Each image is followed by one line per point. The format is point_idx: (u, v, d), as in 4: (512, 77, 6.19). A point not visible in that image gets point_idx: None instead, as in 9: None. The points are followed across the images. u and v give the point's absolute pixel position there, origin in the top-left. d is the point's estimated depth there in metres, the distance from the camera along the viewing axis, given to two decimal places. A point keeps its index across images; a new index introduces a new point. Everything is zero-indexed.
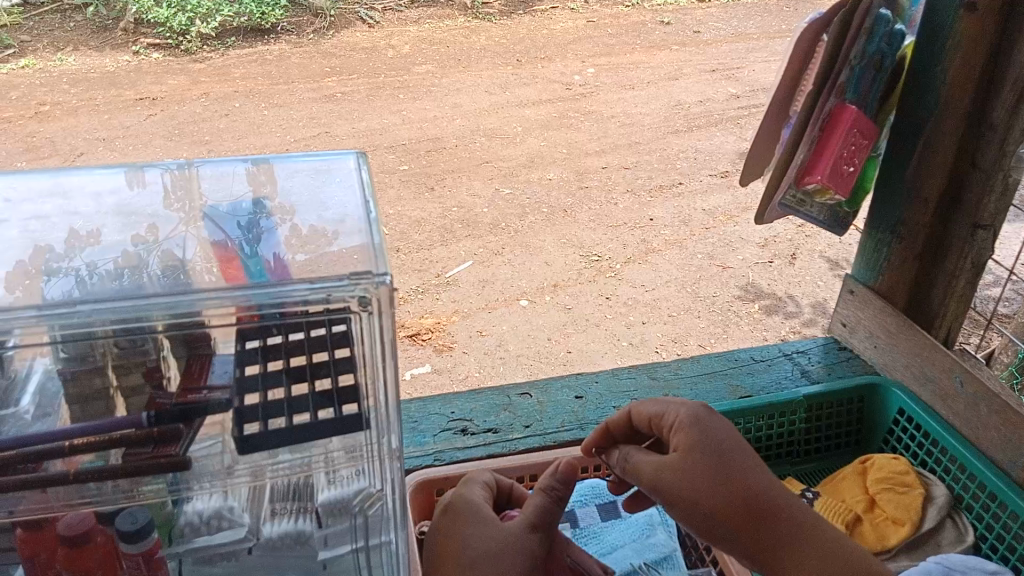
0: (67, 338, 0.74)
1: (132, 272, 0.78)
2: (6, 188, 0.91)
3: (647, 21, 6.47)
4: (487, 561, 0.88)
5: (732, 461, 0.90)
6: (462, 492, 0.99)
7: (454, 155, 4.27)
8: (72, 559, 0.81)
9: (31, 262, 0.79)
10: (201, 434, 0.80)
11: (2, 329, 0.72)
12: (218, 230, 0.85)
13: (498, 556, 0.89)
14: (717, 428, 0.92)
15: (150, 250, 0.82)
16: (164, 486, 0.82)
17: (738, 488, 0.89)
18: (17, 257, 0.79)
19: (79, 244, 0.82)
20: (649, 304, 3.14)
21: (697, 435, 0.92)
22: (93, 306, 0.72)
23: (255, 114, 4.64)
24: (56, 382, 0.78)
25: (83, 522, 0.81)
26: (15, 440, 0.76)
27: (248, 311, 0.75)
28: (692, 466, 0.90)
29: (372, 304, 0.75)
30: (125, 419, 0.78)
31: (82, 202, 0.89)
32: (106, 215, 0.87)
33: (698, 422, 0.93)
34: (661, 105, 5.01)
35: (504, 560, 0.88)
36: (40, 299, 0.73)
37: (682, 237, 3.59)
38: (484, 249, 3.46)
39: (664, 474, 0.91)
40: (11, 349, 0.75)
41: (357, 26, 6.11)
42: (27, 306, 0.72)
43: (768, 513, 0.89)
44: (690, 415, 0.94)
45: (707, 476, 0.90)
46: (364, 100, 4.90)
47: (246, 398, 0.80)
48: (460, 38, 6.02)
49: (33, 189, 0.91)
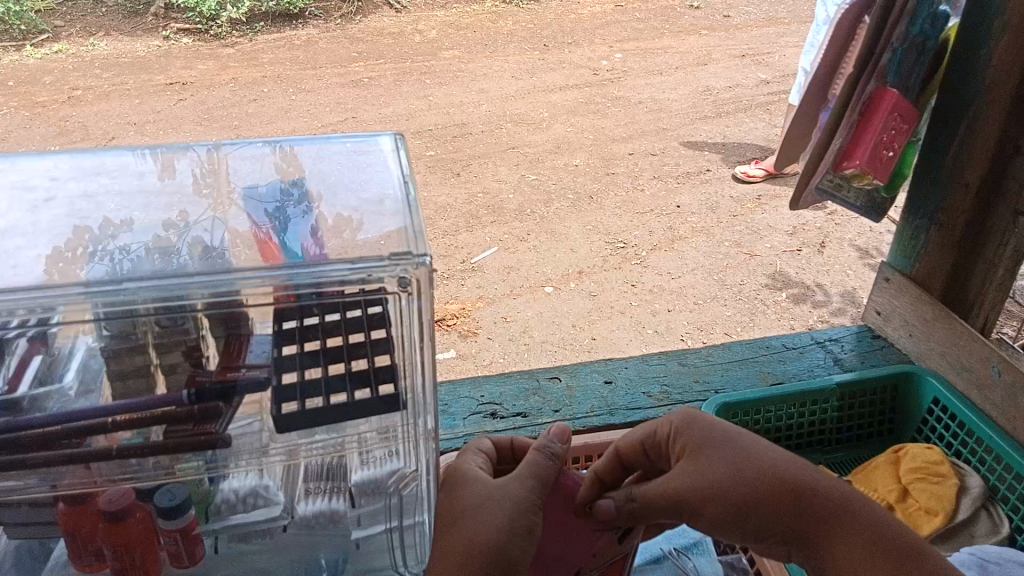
0: (110, 315, 0.75)
1: (174, 254, 0.79)
2: (49, 168, 0.93)
3: (676, 5, 6.39)
4: (473, 517, 0.80)
5: (736, 447, 0.85)
6: (459, 457, 0.90)
7: (481, 140, 4.27)
8: (111, 533, 0.82)
9: (74, 241, 0.80)
10: (240, 413, 0.82)
11: (47, 307, 0.73)
12: (258, 211, 0.86)
13: (487, 511, 0.80)
14: (709, 421, 0.87)
15: (192, 231, 0.83)
16: (202, 463, 0.84)
17: (756, 469, 0.83)
18: (60, 237, 0.80)
19: (121, 224, 0.83)
20: (676, 292, 3.12)
21: (697, 433, 0.86)
22: (137, 284, 0.73)
23: (283, 99, 4.67)
24: (99, 360, 0.79)
25: (123, 498, 0.82)
26: (58, 416, 0.77)
27: (285, 290, 0.76)
28: (704, 461, 0.83)
29: (411, 285, 0.76)
30: (166, 397, 0.79)
31: (123, 182, 0.91)
32: (147, 196, 0.88)
33: (692, 421, 0.87)
34: (690, 91, 4.96)
35: (489, 511, 0.79)
36: (84, 277, 0.74)
37: (709, 225, 3.56)
38: (510, 235, 3.45)
39: (679, 477, 0.83)
40: (55, 326, 0.76)
41: (384, 11, 6.10)
42: (72, 284, 0.73)
43: (796, 488, 0.82)
44: (680, 422, 0.87)
45: (720, 467, 0.83)
46: (391, 85, 4.90)
47: (284, 376, 0.81)
48: (487, 23, 5.99)
49: (75, 169, 0.92)
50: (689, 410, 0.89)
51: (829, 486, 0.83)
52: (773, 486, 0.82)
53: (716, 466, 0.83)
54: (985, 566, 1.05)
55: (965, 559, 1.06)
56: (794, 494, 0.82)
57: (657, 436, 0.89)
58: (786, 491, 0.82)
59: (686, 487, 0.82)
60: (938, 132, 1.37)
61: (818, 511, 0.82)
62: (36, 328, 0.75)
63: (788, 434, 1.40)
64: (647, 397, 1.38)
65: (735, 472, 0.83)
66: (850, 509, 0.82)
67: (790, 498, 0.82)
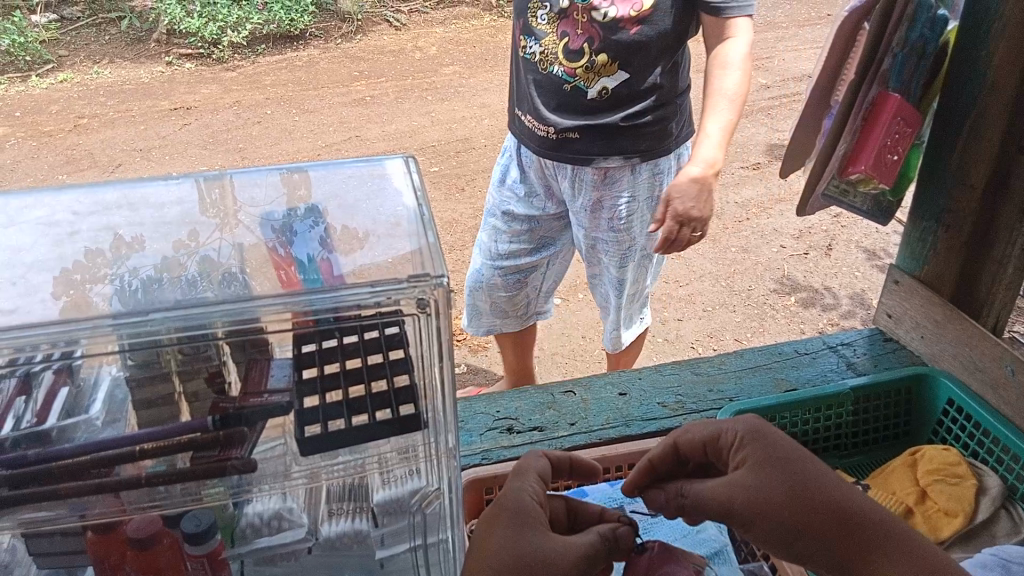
0: (134, 346, 0.76)
1: (199, 282, 0.80)
2: (70, 202, 0.94)
3: None
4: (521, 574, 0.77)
5: (803, 465, 0.86)
6: (512, 488, 0.87)
7: (484, 155, 4.28)
8: (140, 559, 0.84)
9: (100, 272, 0.82)
10: (264, 437, 0.83)
11: (70, 340, 0.74)
12: (277, 237, 0.87)
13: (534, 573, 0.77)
14: (778, 439, 0.89)
15: (215, 259, 0.84)
16: (225, 489, 0.84)
17: (812, 492, 0.84)
18: (84, 266, 0.82)
19: (142, 254, 0.84)
20: (684, 300, 3.12)
21: (760, 450, 0.88)
22: (164, 314, 0.75)
23: (286, 120, 4.71)
24: (123, 390, 0.79)
25: (150, 525, 0.83)
26: (85, 448, 0.78)
27: (304, 315, 0.77)
28: (760, 477, 0.85)
29: (430, 306, 0.77)
30: (190, 423, 0.80)
31: (146, 212, 0.92)
32: (167, 226, 0.89)
33: (757, 435, 0.89)
34: None
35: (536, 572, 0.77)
36: (111, 310, 0.75)
37: (715, 231, 3.56)
38: None
39: (736, 487, 0.86)
40: (79, 358, 0.76)
41: (383, 30, 6.15)
42: (100, 316, 0.74)
43: (851, 514, 0.83)
44: (748, 432, 0.89)
45: (777, 481, 0.85)
46: (393, 103, 4.94)
47: (306, 400, 0.81)
48: (486, 38, 6.03)
49: (97, 201, 0.94)
50: (760, 424, 0.91)
51: (892, 522, 0.83)
52: (832, 506, 0.83)
53: (772, 479, 0.85)
54: (1008, 567, 1.04)
55: (987, 560, 1.06)
56: (849, 521, 0.82)
57: (721, 439, 0.92)
58: (844, 515, 0.83)
59: (741, 498, 0.85)
60: (941, 135, 1.37)
61: (872, 537, 0.82)
62: (61, 360, 0.76)
63: (804, 440, 1.40)
64: (662, 407, 1.38)
65: (792, 489, 0.84)
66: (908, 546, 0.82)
67: (839, 524, 0.82)
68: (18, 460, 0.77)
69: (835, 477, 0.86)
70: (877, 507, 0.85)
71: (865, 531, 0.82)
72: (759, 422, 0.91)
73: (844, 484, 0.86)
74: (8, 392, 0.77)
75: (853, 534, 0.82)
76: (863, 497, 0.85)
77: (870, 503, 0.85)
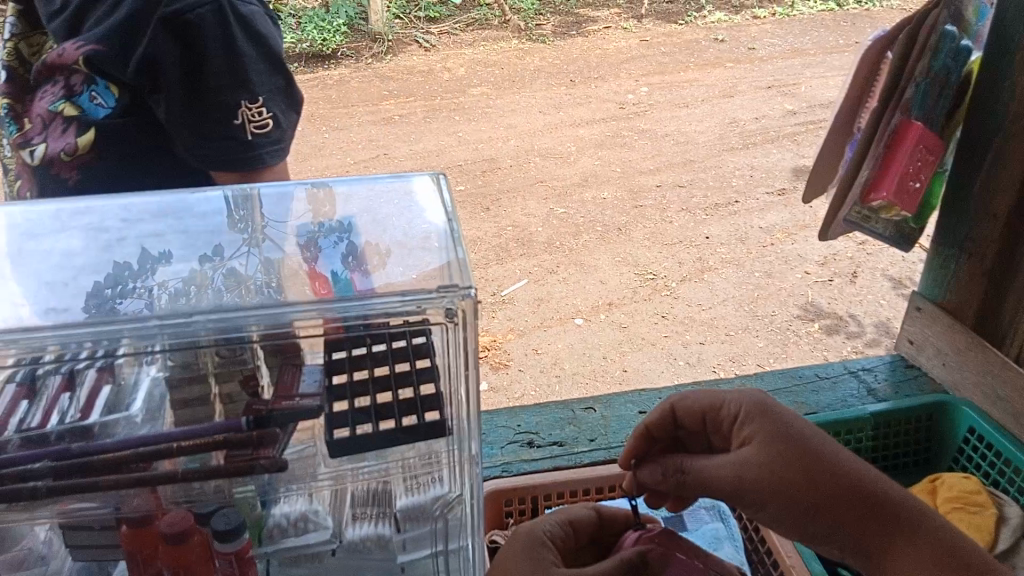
0: (174, 346, 0.79)
1: (237, 290, 0.83)
2: (116, 208, 0.97)
3: (701, 38, 6.47)
4: None
5: (809, 439, 0.83)
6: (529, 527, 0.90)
7: (509, 176, 4.31)
8: (173, 555, 0.85)
9: (144, 277, 0.85)
10: (294, 439, 0.85)
11: (113, 339, 0.77)
12: (313, 249, 0.90)
13: None
14: (781, 414, 0.86)
15: (253, 269, 0.88)
16: (255, 489, 0.86)
17: (833, 471, 0.80)
18: (131, 269, 0.86)
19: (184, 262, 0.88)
20: (707, 324, 3.11)
21: (767, 426, 0.85)
22: (204, 316, 0.78)
23: (316, 137, 4.79)
24: (162, 388, 0.82)
25: (182, 521, 0.85)
26: (126, 443, 0.81)
27: (335, 323, 0.80)
28: (768, 453, 0.82)
29: (458, 315, 0.80)
30: (224, 424, 0.82)
31: (189, 220, 0.96)
32: (209, 234, 0.93)
33: (762, 411, 0.87)
34: (716, 122, 5.00)
35: None
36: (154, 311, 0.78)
37: (739, 256, 3.56)
38: (539, 267, 3.48)
39: (744, 463, 0.82)
40: (121, 357, 0.80)
41: (413, 50, 6.25)
42: (143, 317, 0.77)
43: (876, 495, 0.79)
44: (751, 408, 0.88)
45: (783, 456, 0.81)
46: (421, 122, 5.01)
47: (335, 405, 0.83)
48: (514, 60, 6.10)
49: (142, 207, 0.97)
50: (762, 402, 0.89)
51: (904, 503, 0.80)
52: (841, 483, 0.80)
53: (780, 458, 0.81)
54: None
55: None
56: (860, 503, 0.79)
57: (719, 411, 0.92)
58: (852, 494, 0.79)
59: (752, 474, 0.81)
60: (964, 163, 1.38)
61: (892, 516, 0.78)
62: (103, 358, 0.78)
63: None
64: None
65: (802, 464, 0.80)
66: (921, 531, 0.78)
67: (863, 502, 0.79)
68: (62, 452, 0.80)
69: (844, 453, 0.83)
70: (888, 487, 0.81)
71: (877, 513, 0.79)
72: (759, 398, 0.89)
73: (854, 460, 0.82)
74: (54, 388, 0.80)
75: (862, 519, 0.79)
76: (873, 476, 0.81)
77: (881, 481, 0.81)
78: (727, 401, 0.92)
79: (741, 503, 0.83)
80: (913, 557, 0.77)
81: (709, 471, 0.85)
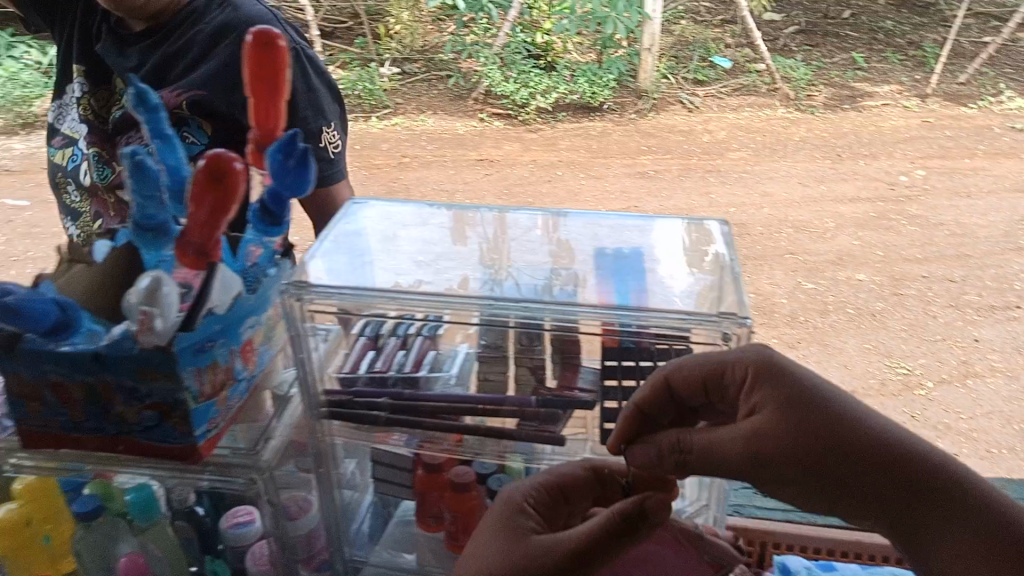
0: (488, 322, 1.12)
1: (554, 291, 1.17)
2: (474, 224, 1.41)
3: (995, 125, 5.94)
4: None
5: (828, 414, 0.93)
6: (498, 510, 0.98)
7: (758, 243, 4.23)
8: (457, 500, 1.20)
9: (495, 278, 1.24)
10: (569, 425, 1.14)
11: (452, 308, 1.12)
12: (613, 275, 1.22)
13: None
14: (787, 370, 0.97)
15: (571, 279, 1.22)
16: (523, 456, 1.15)
17: (851, 437, 0.92)
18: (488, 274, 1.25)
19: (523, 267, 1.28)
20: (964, 434, 2.79)
21: (774, 392, 0.95)
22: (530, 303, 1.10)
23: (573, 182, 5.05)
24: (472, 364, 1.15)
25: (467, 476, 1.20)
26: (441, 396, 1.14)
27: (613, 328, 1.07)
28: (783, 425, 0.92)
29: (732, 339, 1.03)
30: (515, 399, 1.13)
31: (524, 244, 1.35)
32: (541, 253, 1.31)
33: (766, 370, 0.97)
34: (1003, 217, 4.54)
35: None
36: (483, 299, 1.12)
37: (1014, 367, 3.18)
38: (779, 341, 3.37)
39: (759, 433, 0.92)
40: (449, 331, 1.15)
41: (676, 109, 6.39)
42: (475, 300, 1.12)
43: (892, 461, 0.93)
44: (754, 370, 0.97)
45: (857, 444, 0.92)
46: (675, 180, 5.08)
47: (607, 402, 1.12)
48: (779, 128, 5.99)
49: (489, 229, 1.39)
50: (769, 362, 0.98)
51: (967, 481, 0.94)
52: (884, 461, 0.93)
53: (823, 443, 0.92)
54: None
55: None
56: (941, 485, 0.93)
57: (726, 372, 0.99)
58: (912, 478, 0.93)
59: (770, 447, 0.91)
60: None
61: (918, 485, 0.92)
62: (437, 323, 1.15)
63: None
64: None
65: (848, 442, 0.92)
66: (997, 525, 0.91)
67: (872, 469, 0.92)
68: (397, 394, 1.15)
69: (909, 436, 0.95)
70: (970, 479, 0.95)
71: (931, 491, 0.93)
72: (783, 365, 0.97)
73: (907, 438, 0.95)
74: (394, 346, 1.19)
75: (927, 505, 0.93)
76: (915, 448, 0.94)
77: (954, 465, 0.95)
78: (741, 364, 0.98)
79: (760, 476, 0.93)
80: (951, 534, 0.92)
81: (723, 449, 0.93)
